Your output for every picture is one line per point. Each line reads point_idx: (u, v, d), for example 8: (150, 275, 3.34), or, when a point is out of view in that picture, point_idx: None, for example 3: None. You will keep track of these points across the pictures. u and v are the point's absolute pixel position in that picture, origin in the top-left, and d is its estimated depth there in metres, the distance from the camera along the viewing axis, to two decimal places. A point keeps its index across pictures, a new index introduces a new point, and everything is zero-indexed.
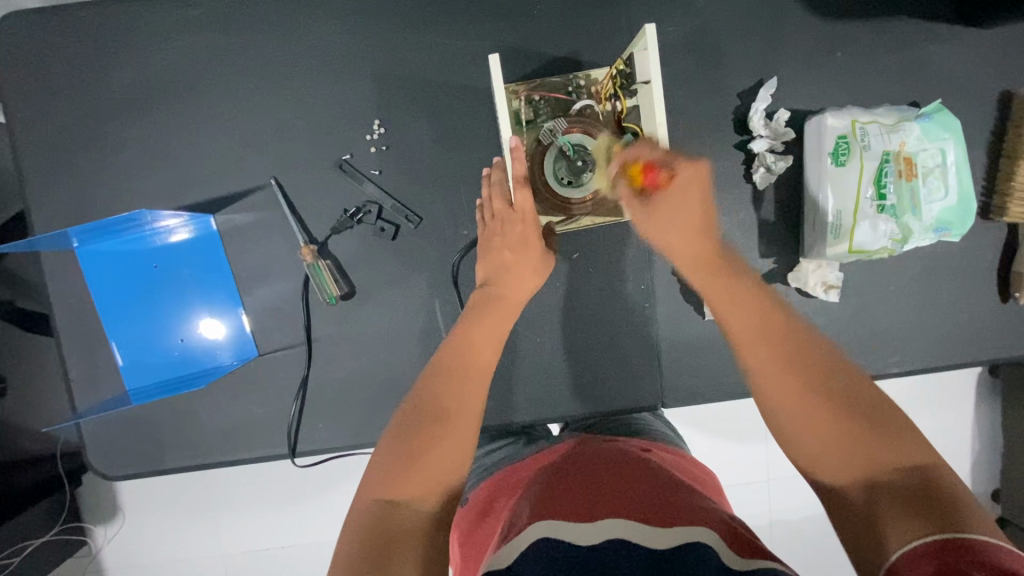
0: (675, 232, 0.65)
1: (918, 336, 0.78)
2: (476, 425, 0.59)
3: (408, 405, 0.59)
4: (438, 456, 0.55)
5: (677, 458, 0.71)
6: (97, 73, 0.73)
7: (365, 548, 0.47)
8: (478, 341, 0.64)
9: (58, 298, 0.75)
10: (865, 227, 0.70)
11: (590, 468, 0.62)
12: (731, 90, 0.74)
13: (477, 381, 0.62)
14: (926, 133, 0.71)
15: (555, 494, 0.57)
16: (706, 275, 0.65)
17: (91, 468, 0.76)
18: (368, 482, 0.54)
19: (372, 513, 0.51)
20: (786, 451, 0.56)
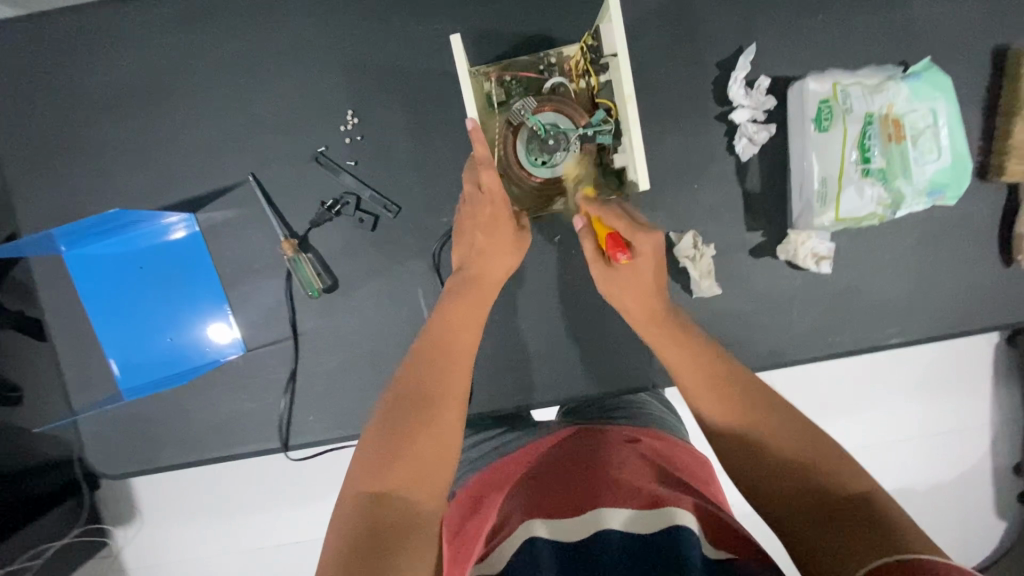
0: (628, 292, 0.62)
1: (917, 305, 0.76)
2: (462, 411, 0.58)
3: (392, 394, 0.58)
4: (426, 447, 0.54)
5: (672, 448, 0.66)
6: (75, 80, 0.73)
7: (354, 545, 0.46)
8: (459, 326, 0.62)
9: (49, 302, 0.76)
10: (851, 192, 0.68)
11: (577, 457, 0.61)
12: (709, 60, 0.72)
13: (463, 365, 0.61)
14: (914, 93, 0.68)
15: (533, 490, 0.56)
16: (658, 331, 0.62)
17: (90, 467, 0.78)
18: (352, 475, 0.53)
19: (357, 508, 0.49)
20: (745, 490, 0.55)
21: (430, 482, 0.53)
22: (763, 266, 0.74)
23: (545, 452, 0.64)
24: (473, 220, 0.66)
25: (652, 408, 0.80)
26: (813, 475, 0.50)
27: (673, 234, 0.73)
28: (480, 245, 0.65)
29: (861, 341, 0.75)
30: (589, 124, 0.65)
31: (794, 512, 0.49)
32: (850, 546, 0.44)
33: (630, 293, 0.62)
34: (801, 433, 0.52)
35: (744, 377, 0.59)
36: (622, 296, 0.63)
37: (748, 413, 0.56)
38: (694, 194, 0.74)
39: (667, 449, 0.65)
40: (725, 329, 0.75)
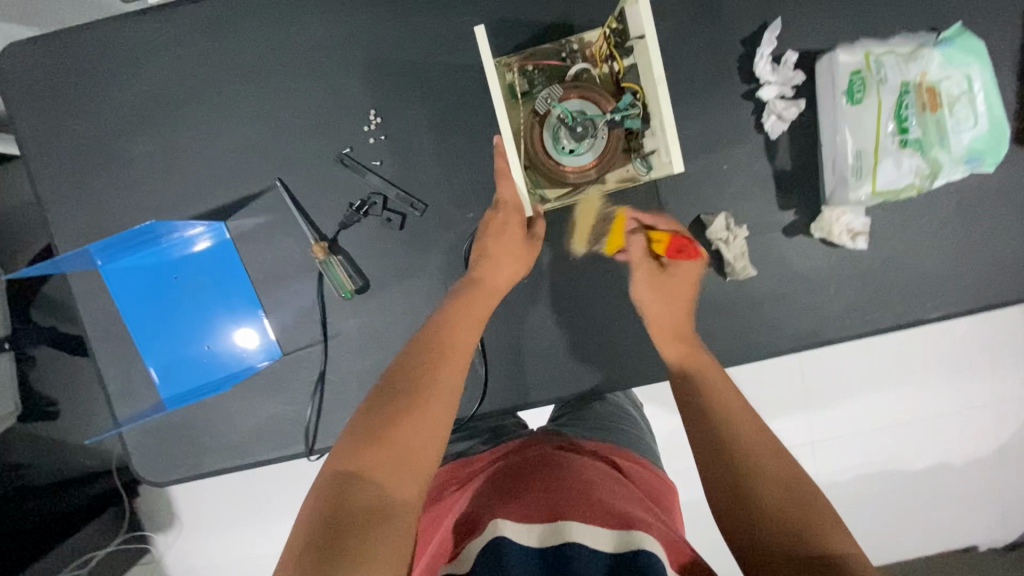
0: (658, 303, 0.71)
1: (958, 276, 0.74)
2: (451, 407, 0.58)
3: (382, 383, 0.58)
4: (405, 434, 0.54)
5: (641, 469, 0.69)
6: (101, 96, 0.74)
7: (325, 518, 0.47)
8: (457, 332, 0.62)
9: (89, 316, 0.77)
10: (889, 164, 0.66)
11: (548, 466, 0.62)
12: (734, 37, 0.71)
13: (456, 363, 0.61)
14: (947, 60, 0.67)
15: (499, 495, 0.57)
16: (680, 345, 0.68)
17: (137, 475, 0.79)
18: (335, 452, 0.53)
19: (331, 485, 0.50)
20: (713, 488, 0.57)
21: (406, 471, 0.53)
22: (796, 245, 0.73)
23: (515, 457, 0.66)
24: (487, 229, 0.68)
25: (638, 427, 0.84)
26: (784, 513, 0.51)
27: (704, 217, 0.73)
28: (490, 253, 0.67)
29: (900, 317, 0.74)
30: (616, 109, 0.65)
31: (757, 527, 0.51)
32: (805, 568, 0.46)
33: (659, 305, 0.70)
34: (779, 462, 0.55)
35: (744, 423, 0.60)
36: (652, 306, 0.71)
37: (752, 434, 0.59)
38: (722, 175, 0.72)
39: (635, 470, 0.68)
40: (759, 311, 0.74)
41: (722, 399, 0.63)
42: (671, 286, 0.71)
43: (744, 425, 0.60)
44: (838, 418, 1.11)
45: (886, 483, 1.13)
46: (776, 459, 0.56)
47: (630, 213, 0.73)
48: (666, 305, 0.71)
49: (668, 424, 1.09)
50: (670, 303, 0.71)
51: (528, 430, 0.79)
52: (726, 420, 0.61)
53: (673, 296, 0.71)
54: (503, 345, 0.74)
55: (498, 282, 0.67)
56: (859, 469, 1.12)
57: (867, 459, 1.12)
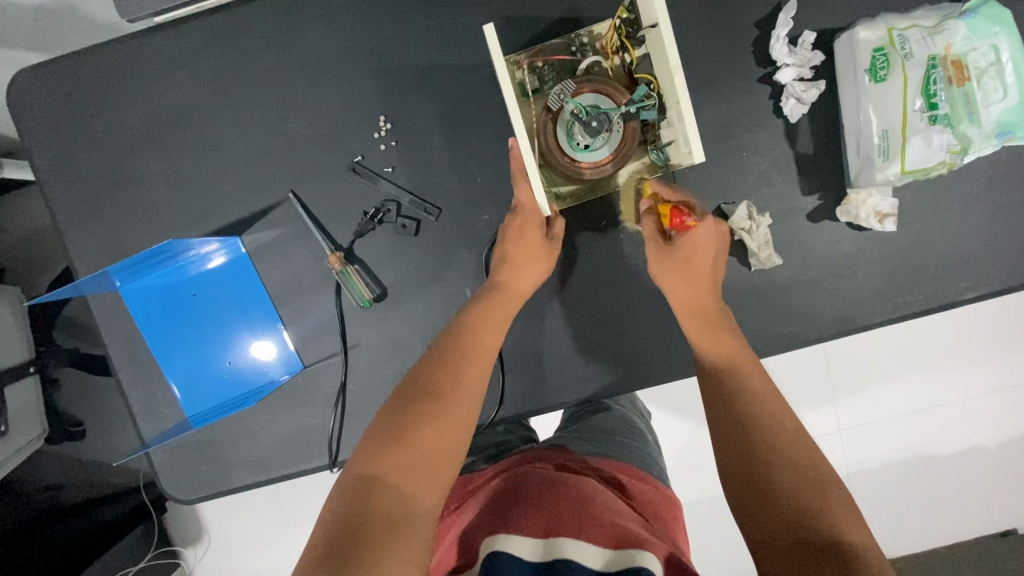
0: (673, 275, 0.65)
1: (992, 255, 0.71)
2: (474, 412, 0.57)
3: (403, 386, 0.58)
4: (428, 439, 0.53)
5: (643, 485, 0.68)
6: (112, 117, 0.74)
7: (347, 522, 0.46)
8: (478, 338, 0.61)
9: (110, 338, 0.77)
10: (917, 143, 0.64)
11: (550, 480, 0.61)
12: (748, 21, 0.69)
13: (478, 369, 0.60)
14: (973, 31, 0.64)
15: (496, 508, 0.57)
16: (702, 322, 0.64)
17: (165, 494, 0.79)
18: (356, 455, 0.53)
19: (352, 489, 0.49)
20: (736, 462, 0.55)
21: (427, 475, 0.52)
22: (822, 230, 0.71)
23: (515, 471, 0.66)
24: (505, 233, 0.67)
25: (647, 439, 0.84)
26: (800, 495, 0.50)
27: (724, 206, 0.71)
28: (503, 258, 0.66)
29: (935, 300, 0.71)
30: (630, 101, 0.62)
31: (774, 514, 0.50)
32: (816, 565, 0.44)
33: (674, 278, 0.65)
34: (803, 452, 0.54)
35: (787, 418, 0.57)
36: (667, 278, 0.66)
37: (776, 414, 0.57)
38: (742, 163, 0.71)
39: (639, 488, 0.67)
40: (786, 300, 0.72)
41: (743, 376, 0.61)
42: (683, 263, 0.65)
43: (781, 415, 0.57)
44: (867, 408, 1.08)
45: (917, 472, 1.10)
46: (798, 444, 0.54)
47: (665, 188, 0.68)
48: (682, 277, 0.65)
49: (689, 422, 1.09)
50: (686, 273, 0.65)
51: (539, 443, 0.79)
52: (753, 412, 0.58)
53: (690, 270, 0.65)
54: (525, 349, 0.73)
55: (519, 287, 0.66)
56: (890, 458, 1.09)
57: (896, 448, 1.09)
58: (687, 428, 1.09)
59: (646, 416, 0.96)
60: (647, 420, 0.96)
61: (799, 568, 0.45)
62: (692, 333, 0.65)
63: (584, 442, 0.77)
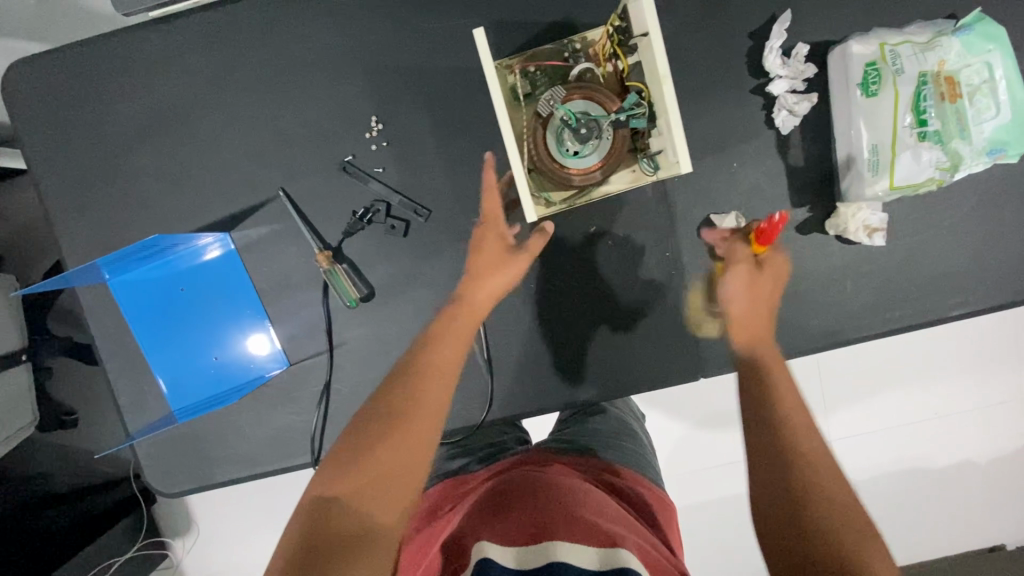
0: (745, 300, 0.67)
1: (980, 272, 0.71)
2: (437, 427, 0.57)
3: (366, 405, 0.58)
4: (385, 457, 0.54)
5: (633, 486, 0.69)
6: (105, 109, 0.74)
7: (306, 544, 0.48)
8: (440, 350, 0.62)
9: (99, 330, 0.78)
10: (906, 159, 0.64)
11: (542, 481, 0.61)
12: (742, 31, 0.68)
13: (439, 383, 0.60)
14: (966, 48, 0.64)
15: (489, 511, 0.57)
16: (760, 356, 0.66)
17: (149, 486, 0.79)
18: (318, 476, 0.54)
19: (311, 510, 0.51)
20: (775, 500, 0.55)
21: (388, 493, 0.53)
22: (810, 243, 0.71)
23: (505, 475, 0.66)
24: (473, 244, 0.70)
25: (642, 440, 0.85)
26: (836, 535, 0.49)
27: (713, 216, 0.71)
28: (476, 271, 0.68)
29: (922, 316, 0.71)
30: (620, 109, 0.62)
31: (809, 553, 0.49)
32: None
33: (745, 304, 0.67)
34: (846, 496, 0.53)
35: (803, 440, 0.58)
36: (737, 303, 0.68)
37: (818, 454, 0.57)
38: (732, 173, 0.71)
39: (627, 487, 0.68)
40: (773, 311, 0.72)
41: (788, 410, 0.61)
42: (755, 292, 0.68)
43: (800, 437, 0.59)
44: (857, 419, 1.08)
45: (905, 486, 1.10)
46: (840, 486, 0.54)
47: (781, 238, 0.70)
48: (750, 308, 0.68)
49: (680, 428, 1.09)
50: (754, 305, 0.68)
51: (529, 448, 0.80)
52: (785, 437, 0.59)
53: (756, 300, 0.68)
54: (510, 352, 0.74)
55: (485, 296, 0.67)
56: (879, 470, 1.09)
57: (884, 460, 1.09)
58: (679, 432, 1.09)
59: (640, 418, 0.96)
60: (642, 422, 0.96)
61: None
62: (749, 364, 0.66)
63: (577, 445, 0.77)
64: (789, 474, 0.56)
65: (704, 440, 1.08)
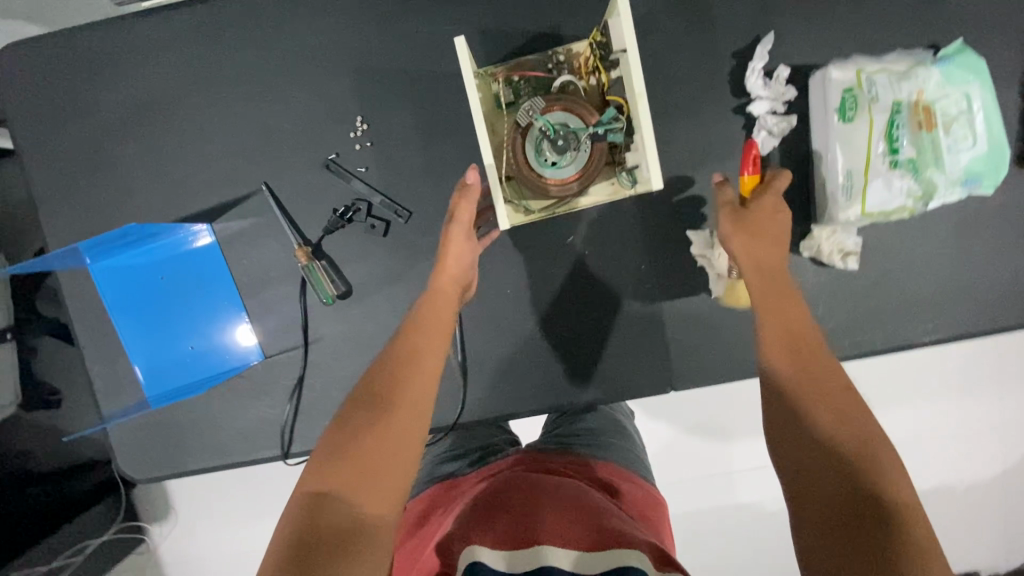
0: (743, 241, 0.60)
1: (951, 299, 0.72)
2: (424, 418, 0.55)
3: (349, 398, 0.56)
4: (374, 450, 0.52)
5: (624, 483, 0.69)
6: (95, 97, 0.75)
7: (296, 545, 0.45)
8: (426, 342, 0.60)
9: (77, 313, 0.78)
10: (879, 185, 0.64)
11: (533, 482, 0.61)
12: (725, 51, 0.69)
13: (427, 379, 0.58)
14: (946, 78, 0.65)
15: (480, 510, 0.57)
16: (761, 281, 0.59)
17: (120, 471, 0.80)
18: (306, 472, 0.51)
19: (302, 506, 0.48)
20: (782, 418, 0.51)
21: (379, 486, 0.50)
22: None
23: (495, 477, 0.66)
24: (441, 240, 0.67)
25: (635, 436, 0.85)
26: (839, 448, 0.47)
27: (689, 232, 0.71)
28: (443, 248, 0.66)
29: (891, 341, 0.72)
30: (599, 122, 0.63)
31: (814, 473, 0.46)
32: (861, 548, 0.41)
33: (743, 242, 0.60)
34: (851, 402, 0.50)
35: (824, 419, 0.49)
36: (738, 242, 0.60)
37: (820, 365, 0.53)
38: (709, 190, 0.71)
39: (621, 485, 0.69)
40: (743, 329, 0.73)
41: (792, 326, 0.56)
42: (756, 226, 0.61)
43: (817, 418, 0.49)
44: None
45: None
46: (842, 393, 0.51)
47: (788, 172, 0.63)
48: (751, 241, 0.60)
49: (667, 437, 1.04)
50: (756, 239, 0.60)
51: (520, 447, 0.79)
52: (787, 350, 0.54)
53: (759, 235, 0.60)
54: (484, 356, 0.75)
55: (453, 274, 0.65)
56: None
57: None
58: (670, 441, 1.05)
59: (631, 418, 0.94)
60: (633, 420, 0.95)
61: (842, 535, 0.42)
62: (752, 290, 0.59)
63: (568, 445, 0.77)
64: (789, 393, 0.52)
65: (692, 446, 1.04)
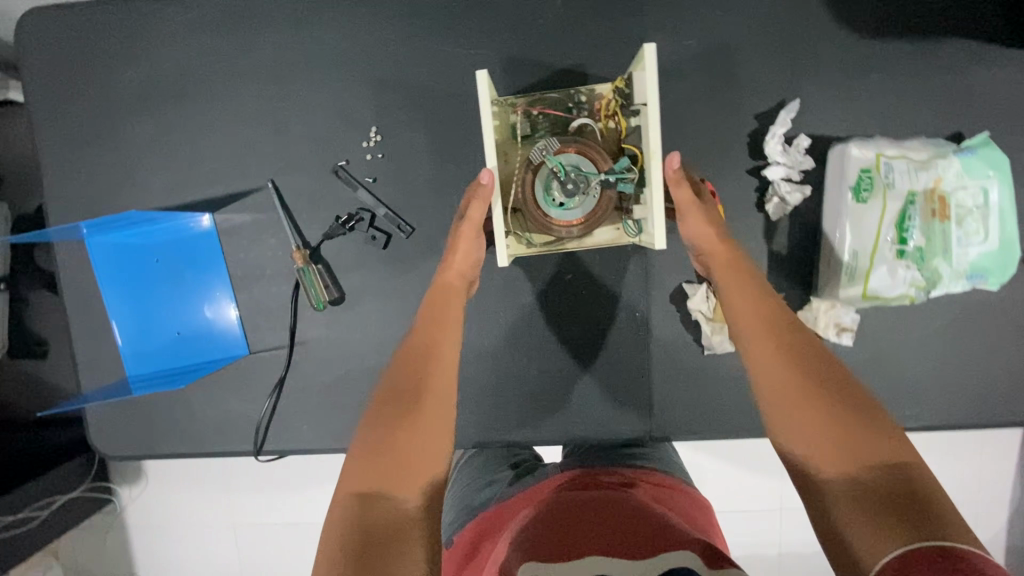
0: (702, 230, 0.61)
1: (942, 388, 0.71)
2: (451, 401, 0.53)
3: (376, 398, 0.53)
4: (407, 442, 0.49)
5: (674, 493, 0.64)
6: (112, 71, 0.75)
7: (349, 549, 0.42)
8: (445, 333, 0.58)
9: (69, 285, 0.78)
10: (882, 272, 0.65)
11: (578, 496, 0.58)
12: (747, 112, 0.68)
13: (449, 367, 0.56)
14: (966, 170, 0.64)
15: (536, 534, 0.51)
16: (725, 266, 0.59)
17: (94, 447, 0.80)
18: (343, 475, 0.48)
19: (347, 508, 0.45)
20: (768, 404, 0.51)
21: (417, 475, 0.49)
22: None
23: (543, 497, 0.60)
24: (451, 242, 0.65)
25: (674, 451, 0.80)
26: (822, 423, 0.47)
27: (686, 285, 0.71)
28: (451, 244, 0.65)
29: None
30: (611, 170, 0.62)
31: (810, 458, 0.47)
32: (874, 523, 0.41)
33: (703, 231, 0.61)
34: (827, 368, 0.50)
35: (784, 420, 0.49)
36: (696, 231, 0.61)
37: (793, 336, 0.53)
38: None
39: (670, 494, 0.63)
40: (727, 388, 0.73)
41: (763, 305, 0.55)
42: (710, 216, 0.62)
43: (791, 407, 0.49)
44: None
45: None
46: (816, 359, 0.51)
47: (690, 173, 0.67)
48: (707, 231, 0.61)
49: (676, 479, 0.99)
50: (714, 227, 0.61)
51: (554, 464, 0.73)
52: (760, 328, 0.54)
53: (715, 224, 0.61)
54: (468, 380, 0.75)
55: (459, 270, 0.64)
56: None
57: None
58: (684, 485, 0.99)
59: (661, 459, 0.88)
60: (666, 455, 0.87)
61: (858, 513, 0.42)
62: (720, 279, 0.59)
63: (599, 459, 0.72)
64: (763, 374, 0.52)
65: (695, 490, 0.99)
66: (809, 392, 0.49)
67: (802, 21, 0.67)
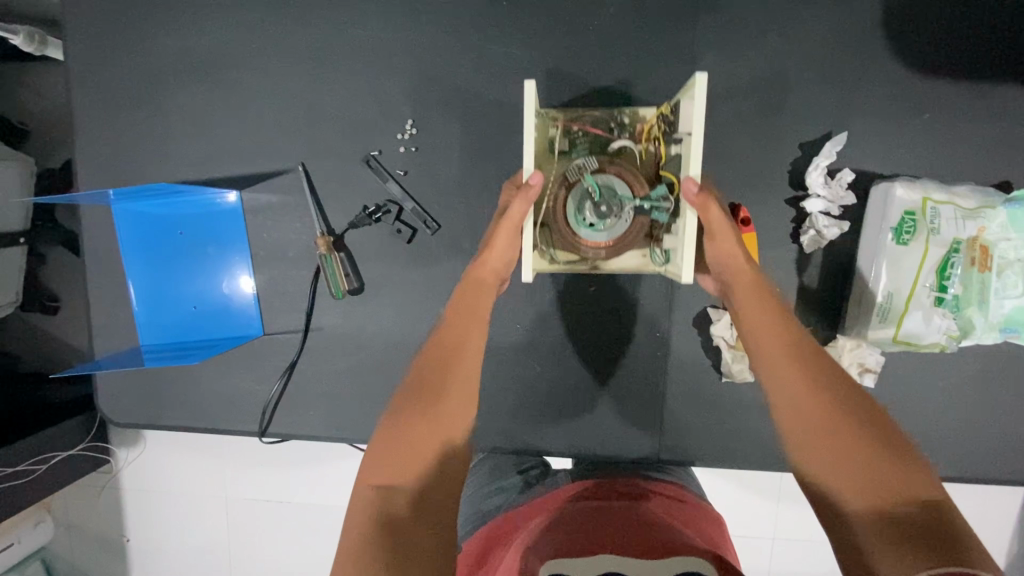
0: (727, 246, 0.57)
1: (961, 440, 0.70)
2: (471, 397, 0.53)
3: (399, 389, 0.52)
4: (425, 432, 0.49)
5: (686, 506, 0.63)
6: (153, 38, 0.74)
7: (371, 537, 0.43)
8: (468, 327, 0.56)
9: (90, 248, 0.78)
10: (916, 317, 0.63)
11: (591, 506, 0.57)
12: (790, 140, 0.67)
13: (473, 361, 0.55)
14: (1013, 222, 0.62)
15: (553, 537, 0.51)
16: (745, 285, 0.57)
17: (100, 412, 0.80)
18: (364, 464, 0.48)
19: (366, 500, 0.45)
20: (790, 430, 0.49)
21: (435, 468, 0.48)
22: None
23: (555, 506, 0.59)
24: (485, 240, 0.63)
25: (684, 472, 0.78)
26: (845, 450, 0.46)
27: (710, 309, 0.70)
28: (490, 237, 0.61)
29: None
30: (647, 197, 0.60)
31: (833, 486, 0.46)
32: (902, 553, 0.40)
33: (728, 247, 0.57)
34: (848, 394, 0.48)
35: (804, 446, 0.48)
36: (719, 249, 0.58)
37: (814, 360, 0.51)
38: None
39: (682, 506, 0.62)
40: (741, 418, 0.72)
41: (784, 326, 0.54)
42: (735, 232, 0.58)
43: (815, 433, 0.47)
44: None
45: None
46: (838, 385, 0.49)
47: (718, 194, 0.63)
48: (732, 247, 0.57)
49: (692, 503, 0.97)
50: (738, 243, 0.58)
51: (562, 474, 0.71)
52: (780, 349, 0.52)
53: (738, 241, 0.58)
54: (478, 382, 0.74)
55: (492, 267, 0.60)
56: None
57: None
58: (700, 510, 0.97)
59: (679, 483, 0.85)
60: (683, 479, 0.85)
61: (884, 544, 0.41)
62: (738, 298, 0.57)
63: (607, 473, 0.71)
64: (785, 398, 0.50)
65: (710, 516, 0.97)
66: (834, 420, 0.47)
67: (858, 54, 0.65)
